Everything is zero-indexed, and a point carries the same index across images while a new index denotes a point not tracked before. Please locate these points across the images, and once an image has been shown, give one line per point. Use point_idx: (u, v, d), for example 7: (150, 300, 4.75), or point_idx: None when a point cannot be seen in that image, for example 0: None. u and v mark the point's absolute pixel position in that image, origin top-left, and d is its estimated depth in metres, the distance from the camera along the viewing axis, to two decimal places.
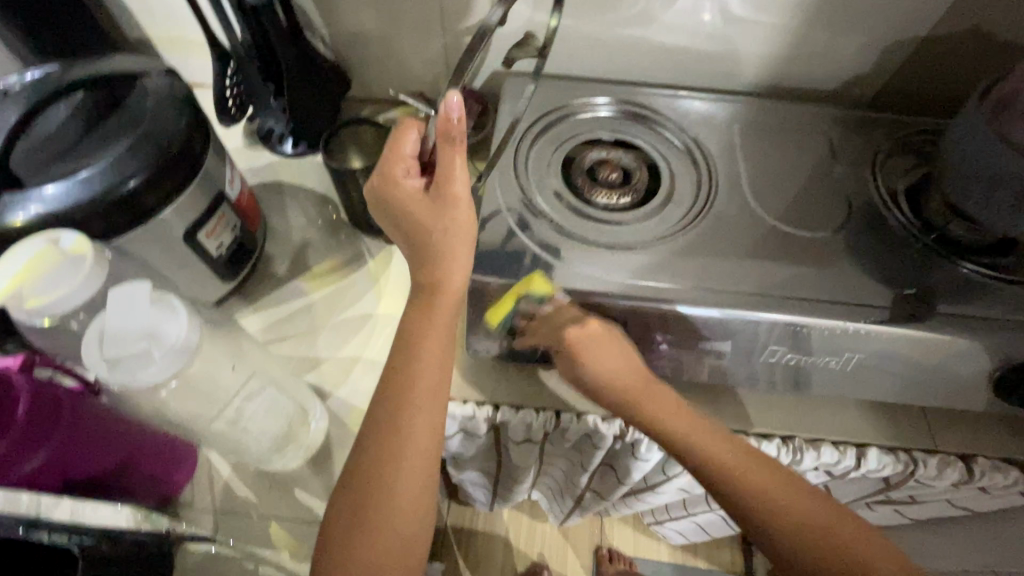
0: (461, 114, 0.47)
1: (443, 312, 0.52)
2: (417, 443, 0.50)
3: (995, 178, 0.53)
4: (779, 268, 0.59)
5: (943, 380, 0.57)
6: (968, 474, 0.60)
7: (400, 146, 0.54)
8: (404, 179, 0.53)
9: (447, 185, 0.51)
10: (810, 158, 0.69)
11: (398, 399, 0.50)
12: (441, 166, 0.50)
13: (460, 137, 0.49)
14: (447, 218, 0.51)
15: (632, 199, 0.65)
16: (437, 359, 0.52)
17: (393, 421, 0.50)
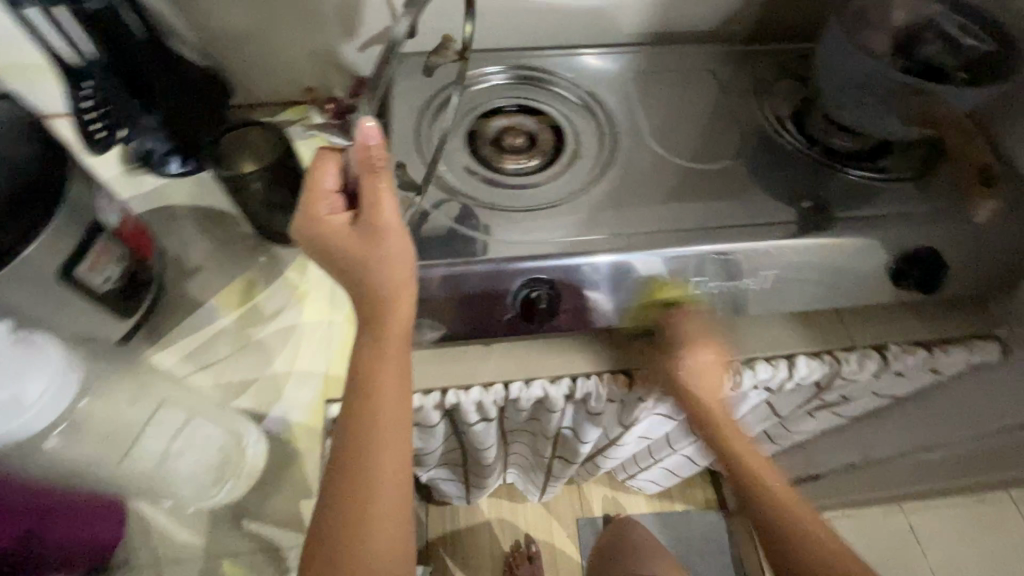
0: (380, 139, 0.45)
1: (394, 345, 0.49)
2: (388, 490, 0.46)
3: (863, 86, 0.56)
4: (688, 204, 0.62)
5: (849, 280, 0.61)
6: (885, 362, 0.65)
7: (318, 182, 0.50)
8: (329, 216, 0.49)
9: (375, 213, 0.48)
10: (701, 96, 0.72)
11: (360, 442, 0.46)
12: (367, 196, 0.47)
13: (382, 163, 0.47)
14: (381, 248, 0.48)
15: (540, 161, 0.65)
16: (398, 393, 0.48)
17: (357, 469, 0.45)
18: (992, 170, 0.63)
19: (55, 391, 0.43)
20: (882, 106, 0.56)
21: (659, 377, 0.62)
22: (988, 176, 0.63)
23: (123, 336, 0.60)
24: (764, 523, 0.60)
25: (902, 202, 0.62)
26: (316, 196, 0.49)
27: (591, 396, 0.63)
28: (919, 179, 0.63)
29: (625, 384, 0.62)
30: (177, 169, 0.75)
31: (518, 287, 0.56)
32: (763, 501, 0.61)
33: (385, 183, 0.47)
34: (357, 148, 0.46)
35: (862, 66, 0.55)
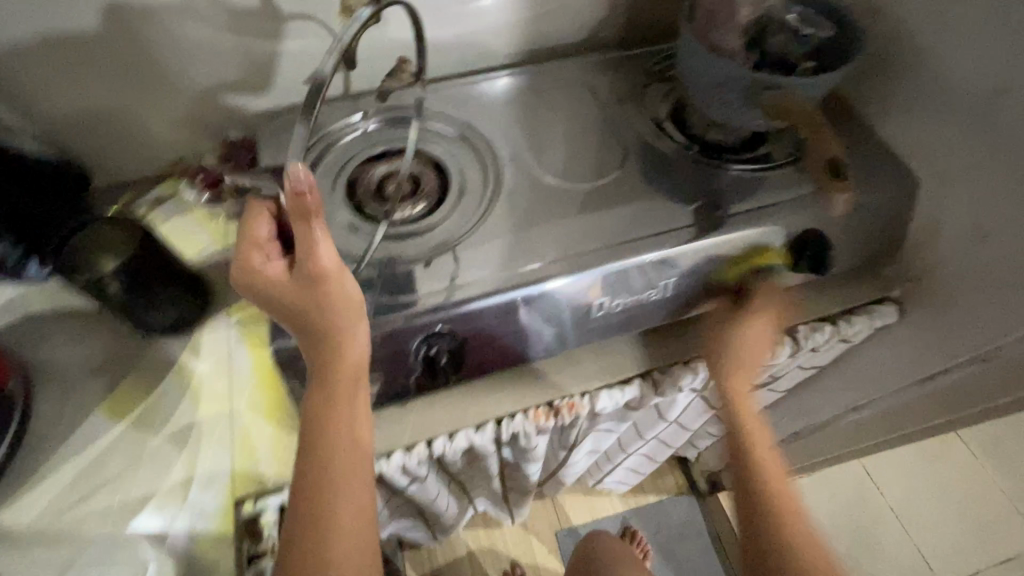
0: (310, 187, 0.43)
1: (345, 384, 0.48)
2: (346, 521, 0.46)
3: (721, 85, 0.57)
4: (583, 223, 0.60)
5: (750, 272, 0.62)
6: (797, 343, 0.66)
7: (253, 232, 0.50)
8: (263, 263, 0.49)
9: (311, 260, 0.46)
10: (580, 110, 0.72)
11: (319, 475, 0.47)
12: (300, 243, 0.46)
13: (318, 210, 0.44)
14: (322, 295, 0.47)
15: (427, 204, 0.63)
16: (354, 428, 0.49)
17: (315, 501, 0.46)
18: (841, 166, 0.57)
19: None
20: (742, 103, 0.57)
21: (582, 403, 0.62)
22: (836, 170, 0.57)
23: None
24: (759, 507, 0.58)
25: (786, 187, 0.63)
26: (251, 244, 0.50)
27: (520, 434, 0.62)
28: (796, 163, 0.65)
29: (550, 416, 0.61)
30: (39, 271, 0.66)
31: (418, 344, 0.54)
32: (761, 489, 0.59)
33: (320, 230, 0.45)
34: (289, 195, 0.44)
35: (716, 67, 0.56)
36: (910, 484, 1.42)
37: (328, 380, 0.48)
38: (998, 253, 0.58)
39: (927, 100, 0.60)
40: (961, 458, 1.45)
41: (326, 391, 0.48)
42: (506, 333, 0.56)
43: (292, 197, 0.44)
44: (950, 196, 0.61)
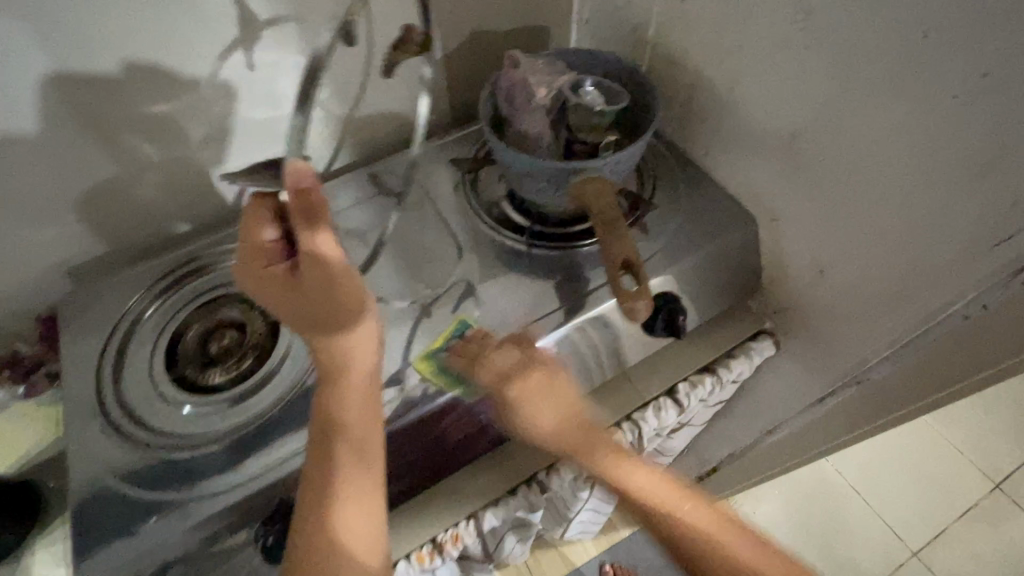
0: (314, 183, 0.41)
1: (360, 395, 0.45)
2: (358, 550, 0.41)
3: (530, 173, 0.54)
4: (424, 342, 0.57)
5: (607, 351, 0.60)
6: (679, 404, 0.65)
7: (254, 232, 0.45)
8: (268, 268, 0.45)
9: (315, 262, 0.42)
10: (415, 209, 0.68)
11: (329, 497, 0.42)
12: (306, 241, 0.43)
13: (321, 205, 0.42)
14: (332, 296, 0.43)
15: (256, 353, 0.57)
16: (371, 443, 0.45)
17: (327, 526, 0.41)
18: (635, 266, 0.53)
19: None
20: (554, 192, 0.55)
21: (466, 532, 0.59)
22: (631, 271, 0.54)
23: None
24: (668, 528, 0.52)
25: None
26: (251, 249, 0.45)
27: None
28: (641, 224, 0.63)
29: (434, 555, 0.58)
30: None
31: (257, 522, 0.52)
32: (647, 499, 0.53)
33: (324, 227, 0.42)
34: (293, 193, 0.42)
35: (520, 159, 0.53)
36: (865, 457, 1.43)
37: (337, 388, 0.45)
38: (835, 287, 0.57)
39: (742, 144, 0.59)
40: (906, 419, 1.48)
41: (332, 405, 0.44)
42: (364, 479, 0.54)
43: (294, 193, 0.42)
44: (783, 234, 0.59)
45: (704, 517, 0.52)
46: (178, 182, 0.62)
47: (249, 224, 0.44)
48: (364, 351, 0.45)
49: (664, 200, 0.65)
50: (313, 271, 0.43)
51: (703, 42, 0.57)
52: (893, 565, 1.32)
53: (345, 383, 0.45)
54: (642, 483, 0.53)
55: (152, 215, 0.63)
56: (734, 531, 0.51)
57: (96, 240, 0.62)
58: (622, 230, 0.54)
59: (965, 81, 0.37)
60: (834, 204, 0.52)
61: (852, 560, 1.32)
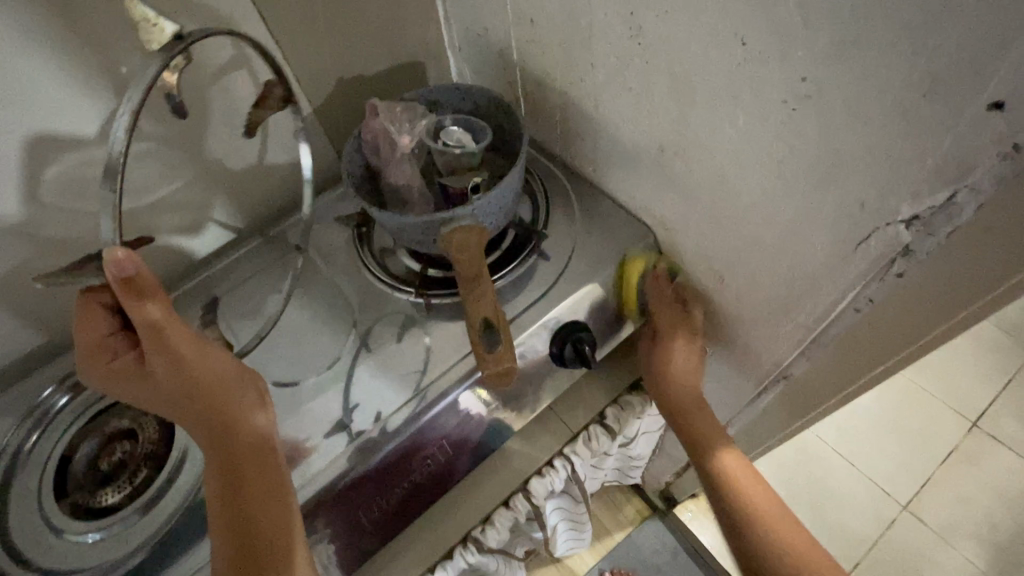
0: (136, 265, 0.41)
1: (247, 446, 0.46)
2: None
3: (398, 228, 0.52)
4: (323, 421, 0.53)
5: (528, 384, 0.57)
6: (610, 432, 0.63)
7: (89, 333, 0.45)
8: (113, 363, 0.46)
9: (157, 341, 0.44)
10: (308, 273, 0.65)
11: (244, 551, 0.43)
12: (143, 326, 0.43)
13: (154, 287, 0.43)
14: (184, 367, 0.44)
15: (150, 463, 0.54)
16: (273, 485, 0.46)
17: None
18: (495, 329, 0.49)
19: None
20: (432, 243, 0.53)
21: None
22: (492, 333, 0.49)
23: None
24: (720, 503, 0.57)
25: (528, 289, 0.58)
26: (90, 350, 0.45)
27: None
28: (540, 253, 0.60)
29: None
30: None
31: None
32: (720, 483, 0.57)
33: (162, 306, 0.44)
34: (117, 284, 0.41)
35: (389, 216, 0.51)
36: (841, 416, 1.43)
37: (224, 442, 0.45)
38: (736, 291, 0.55)
39: (621, 158, 0.57)
40: None
41: (221, 460, 0.45)
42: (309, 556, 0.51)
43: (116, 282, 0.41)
44: (679, 242, 0.58)
45: (743, 474, 0.57)
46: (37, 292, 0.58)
47: (84, 327, 0.45)
48: (241, 398, 0.46)
49: (557, 226, 0.63)
50: (157, 352, 0.44)
51: (560, 64, 0.55)
52: (886, 521, 1.31)
53: (230, 439, 0.45)
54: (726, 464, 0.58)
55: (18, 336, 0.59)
56: (762, 490, 0.56)
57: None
58: (485, 288, 0.50)
59: (789, 89, 0.36)
60: (714, 211, 0.50)
61: (843, 522, 1.32)
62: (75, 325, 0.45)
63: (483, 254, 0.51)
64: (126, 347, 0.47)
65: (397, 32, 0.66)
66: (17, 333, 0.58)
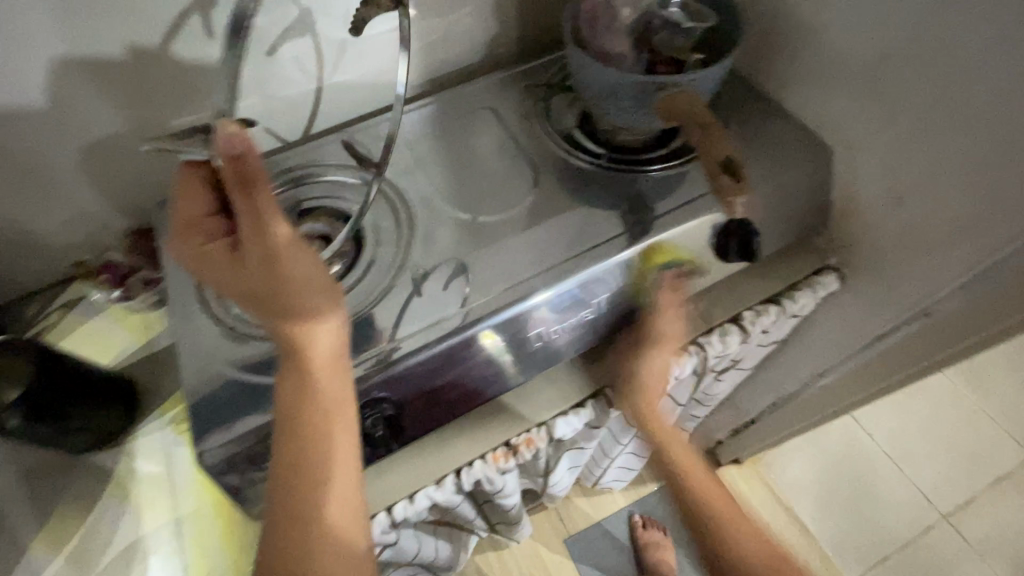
0: (245, 145, 0.44)
1: (319, 363, 0.45)
2: (333, 515, 0.43)
3: (614, 91, 0.56)
4: (502, 255, 0.59)
5: (684, 264, 0.61)
6: (745, 331, 0.65)
7: (185, 210, 0.48)
8: (205, 245, 0.47)
9: (254, 233, 0.44)
10: (489, 134, 0.69)
11: (301, 467, 0.43)
12: (244, 213, 0.44)
13: (257, 168, 0.45)
14: (272, 265, 0.44)
15: (343, 264, 0.60)
16: (337, 409, 0.45)
17: (295, 490, 0.43)
18: (735, 164, 0.59)
19: None
20: (639, 109, 0.56)
21: (539, 436, 0.61)
22: (732, 168, 0.59)
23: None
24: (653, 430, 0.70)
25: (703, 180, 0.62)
26: (185, 225, 0.48)
27: (484, 481, 0.60)
28: None
29: (509, 457, 0.60)
30: None
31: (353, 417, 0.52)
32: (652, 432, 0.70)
33: (265, 190, 0.44)
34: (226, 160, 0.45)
35: (608, 74, 0.55)
36: (897, 424, 1.44)
37: (299, 358, 0.45)
38: (912, 216, 0.58)
39: (827, 71, 0.60)
40: (942, 385, 1.47)
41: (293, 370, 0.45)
42: (475, 368, 0.55)
43: (227, 160, 0.45)
44: (863, 163, 0.60)
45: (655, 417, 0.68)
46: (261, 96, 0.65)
47: (187, 202, 0.48)
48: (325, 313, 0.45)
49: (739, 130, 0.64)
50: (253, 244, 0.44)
51: None
52: (922, 526, 1.33)
53: (301, 354, 0.45)
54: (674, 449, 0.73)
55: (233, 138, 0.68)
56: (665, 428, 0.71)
57: (120, 197, 0.67)
58: (717, 132, 0.57)
59: None
60: (921, 127, 0.53)
61: (881, 520, 1.34)
62: (179, 199, 0.48)
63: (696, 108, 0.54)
64: (219, 232, 0.48)
65: None
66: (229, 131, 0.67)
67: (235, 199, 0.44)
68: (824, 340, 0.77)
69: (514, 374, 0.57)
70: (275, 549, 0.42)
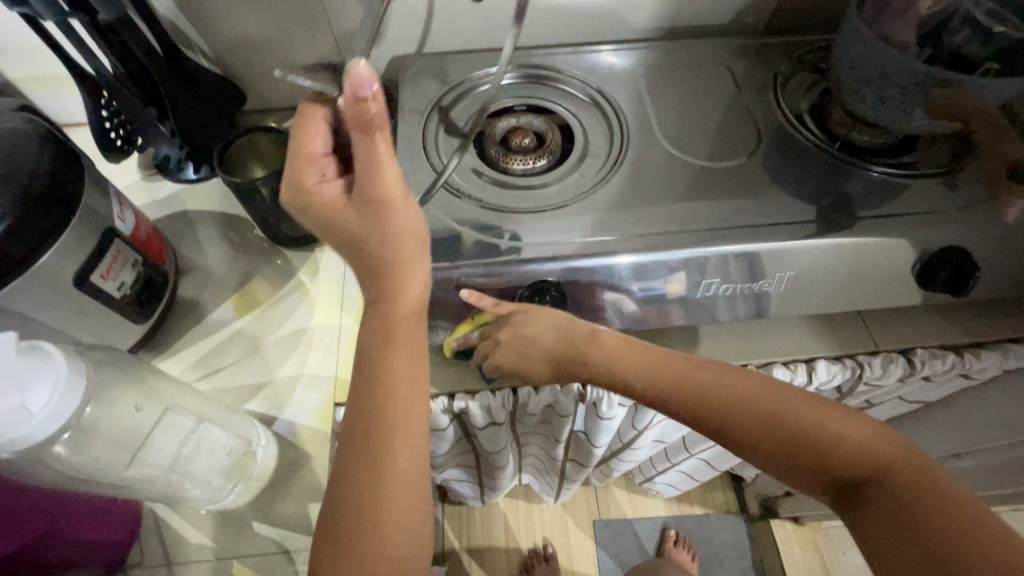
0: (373, 94, 0.39)
1: (405, 329, 0.48)
2: (401, 478, 0.46)
3: (883, 77, 0.53)
4: (701, 199, 0.60)
5: (879, 274, 0.58)
6: (911, 366, 0.61)
7: (306, 144, 0.47)
8: (320, 186, 0.47)
9: (371, 186, 0.44)
10: (716, 91, 0.70)
11: (374, 428, 0.46)
12: (365, 163, 0.43)
13: (380, 120, 0.41)
14: (382, 221, 0.46)
15: (548, 160, 0.64)
16: (413, 377, 0.48)
17: (371, 446, 0.46)
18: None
19: (58, 396, 0.40)
20: (905, 99, 0.53)
21: None
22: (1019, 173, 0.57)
23: (130, 347, 0.61)
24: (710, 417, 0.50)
25: (932, 198, 0.59)
26: (304, 160, 0.47)
27: (601, 400, 0.62)
28: (949, 175, 0.60)
29: None
30: (193, 174, 0.77)
31: (523, 290, 0.55)
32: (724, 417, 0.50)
33: (384, 145, 0.42)
34: (348, 103, 0.40)
35: (884, 55, 0.52)
36: None
37: (387, 322, 0.48)
38: None
39: None
40: None
41: (384, 329, 0.48)
42: (640, 290, 0.57)
43: (352, 106, 0.40)
44: None
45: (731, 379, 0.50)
46: None
47: (299, 137, 0.47)
48: (412, 275, 0.48)
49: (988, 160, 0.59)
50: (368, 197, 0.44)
51: None
52: None
53: (391, 318, 0.48)
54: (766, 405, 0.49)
55: (479, 26, 0.74)
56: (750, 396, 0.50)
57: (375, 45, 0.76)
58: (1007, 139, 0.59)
59: None
60: None
61: None
62: (292, 134, 0.47)
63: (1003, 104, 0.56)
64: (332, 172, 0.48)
65: None
66: (482, 16, 0.73)
67: (358, 149, 0.42)
68: (983, 417, 0.70)
69: (667, 311, 0.59)
70: (343, 495, 0.45)
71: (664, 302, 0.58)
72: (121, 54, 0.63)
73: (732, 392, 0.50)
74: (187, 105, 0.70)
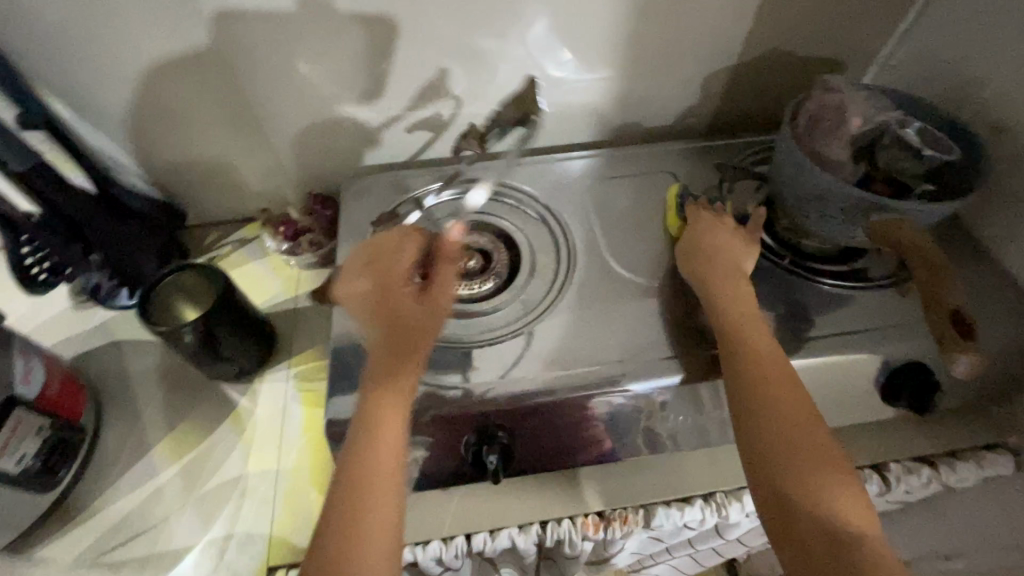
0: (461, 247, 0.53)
1: (393, 407, 0.45)
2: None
3: (823, 197, 0.53)
4: (654, 321, 0.58)
5: (841, 392, 0.56)
6: (886, 484, 0.58)
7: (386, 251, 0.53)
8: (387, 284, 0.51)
9: (436, 295, 0.51)
10: (663, 198, 0.69)
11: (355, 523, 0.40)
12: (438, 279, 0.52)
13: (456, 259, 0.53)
14: (428, 323, 0.50)
15: (495, 283, 0.62)
16: (393, 457, 0.44)
17: (351, 522, 0.41)
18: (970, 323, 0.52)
19: None
20: (846, 218, 0.53)
21: (635, 518, 0.57)
22: (964, 324, 0.52)
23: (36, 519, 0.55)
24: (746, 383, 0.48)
25: (884, 311, 0.57)
26: (380, 264, 0.53)
27: (565, 542, 0.57)
28: (898, 285, 0.59)
29: (600, 528, 0.56)
30: (127, 300, 0.71)
31: (471, 435, 0.52)
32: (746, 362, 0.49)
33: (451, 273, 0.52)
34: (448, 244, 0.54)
35: (822, 178, 0.52)
36: None
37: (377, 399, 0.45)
38: None
39: None
40: None
41: (378, 403, 0.45)
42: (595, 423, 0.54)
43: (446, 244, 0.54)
44: None
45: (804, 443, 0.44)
46: (467, 108, 0.71)
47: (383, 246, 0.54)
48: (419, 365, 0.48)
49: (930, 308, 0.53)
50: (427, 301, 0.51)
51: None
52: None
53: (388, 394, 0.46)
54: (826, 494, 0.42)
55: (426, 141, 0.74)
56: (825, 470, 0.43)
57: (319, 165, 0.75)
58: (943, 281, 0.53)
59: None
60: None
61: None
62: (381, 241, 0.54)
63: (927, 245, 0.53)
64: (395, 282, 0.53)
65: (857, 31, 0.68)
66: (427, 131, 0.72)
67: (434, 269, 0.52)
68: (967, 521, 0.67)
69: (627, 442, 0.56)
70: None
71: (620, 434, 0.55)
72: (37, 193, 0.61)
73: (788, 446, 0.44)
74: (115, 237, 0.66)
